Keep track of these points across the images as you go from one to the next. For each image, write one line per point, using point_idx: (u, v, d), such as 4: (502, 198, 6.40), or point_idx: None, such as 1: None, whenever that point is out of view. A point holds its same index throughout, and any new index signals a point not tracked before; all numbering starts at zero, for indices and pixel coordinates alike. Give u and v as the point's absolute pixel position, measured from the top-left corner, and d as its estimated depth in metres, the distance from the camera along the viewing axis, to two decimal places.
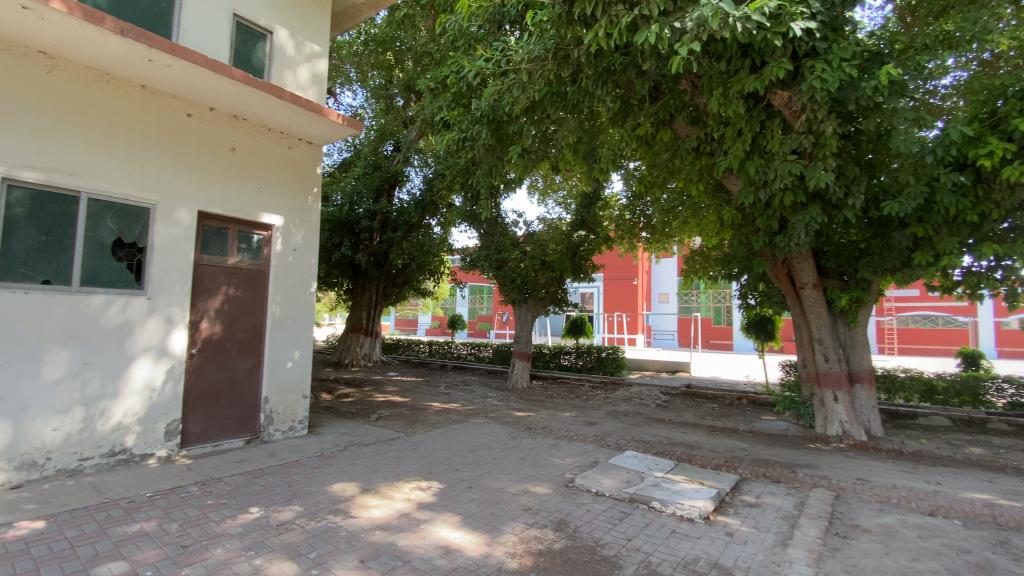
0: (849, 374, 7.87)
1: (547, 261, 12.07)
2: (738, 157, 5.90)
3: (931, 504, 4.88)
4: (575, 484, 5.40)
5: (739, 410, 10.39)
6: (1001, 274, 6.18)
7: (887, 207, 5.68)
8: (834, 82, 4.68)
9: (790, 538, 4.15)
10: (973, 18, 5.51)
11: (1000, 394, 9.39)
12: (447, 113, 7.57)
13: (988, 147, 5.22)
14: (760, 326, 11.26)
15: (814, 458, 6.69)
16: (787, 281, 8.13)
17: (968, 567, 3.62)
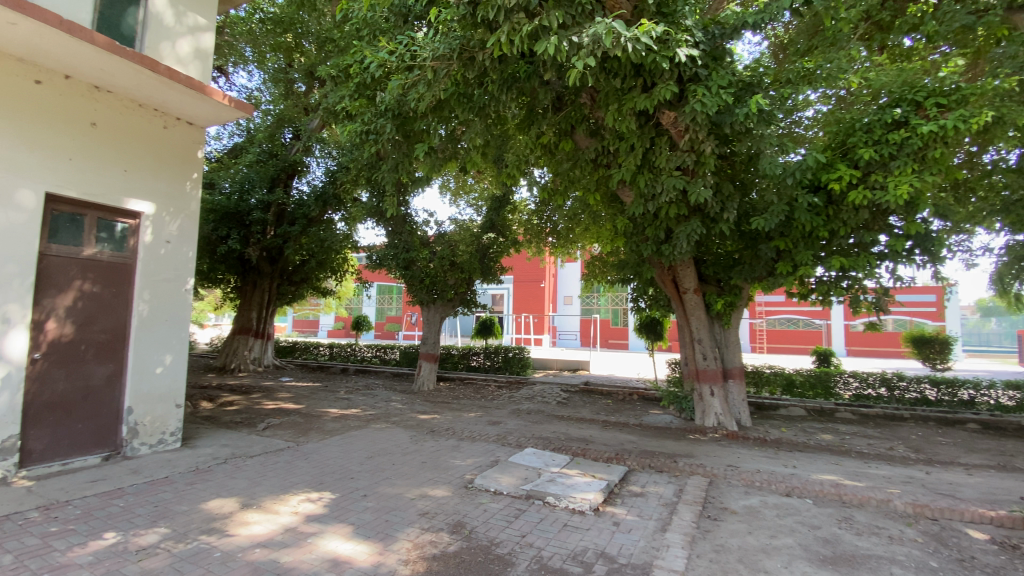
0: (724, 370, 8.74)
1: (455, 262, 11.99)
2: (630, 170, 6.35)
3: (787, 485, 5.54)
4: (474, 485, 5.41)
5: (632, 406, 11.09)
6: (846, 283, 7.13)
7: (755, 222, 6.41)
8: (712, 106, 5.17)
9: (668, 523, 4.50)
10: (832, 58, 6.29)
11: (844, 386, 10.95)
12: (349, 104, 7.27)
13: (838, 173, 6.02)
14: (651, 327, 12.14)
15: (693, 448, 7.33)
16: (673, 286, 8.83)
17: (811, 538, 4.17)
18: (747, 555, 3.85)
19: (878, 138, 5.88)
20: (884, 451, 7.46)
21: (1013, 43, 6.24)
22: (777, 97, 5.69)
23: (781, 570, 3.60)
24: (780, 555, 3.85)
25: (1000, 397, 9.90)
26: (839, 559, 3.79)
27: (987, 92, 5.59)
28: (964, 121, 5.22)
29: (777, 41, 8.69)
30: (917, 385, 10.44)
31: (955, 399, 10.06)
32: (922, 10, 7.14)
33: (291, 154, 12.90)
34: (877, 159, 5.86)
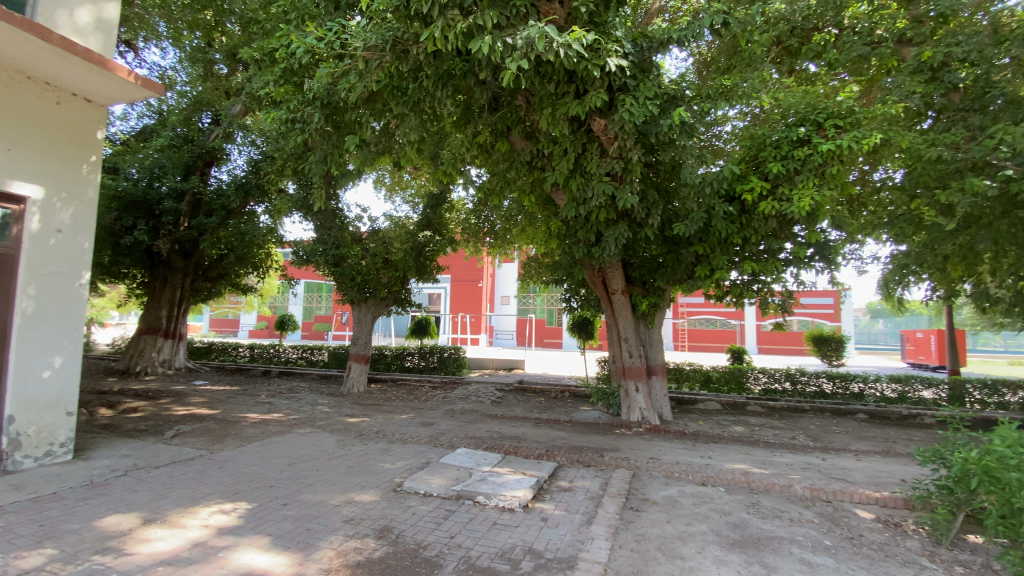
0: (648, 368, 9.18)
1: (389, 259, 11.70)
2: (563, 174, 6.52)
3: (703, 475, 5.92)
4: (403, 488, 5.30)
5: (564, 403, 11.36)
6: (756, 286, 7.78)
7: (677, 228, 6.79)
8: (639, 116, 5.43)
9: (594, 516, 4.66)
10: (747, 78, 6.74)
11: (754, 381, 11.88)
12: (274, 90, 6.89)
13: (750, 185, 6.52)
14: (583, 326, 12.47)
15: (619, 442, 7.64)
16: (602, 286, 9.15)
17: (722, 523, 4.47)
18: (666, 543, 4.07)
19: (785, 153, 6.41)
20: (787, 440, 8.15)
21: (897, 75, 7.02)
22: (698, 110, 6.03)
23: (695, 555, 3.83)
24: (695, 541, 4.09)
25: (883, 389, 11.14)
26: (746, 541, 4.09)
27: (874, 118, 6.26)
28: (856, 142, 5.81)
29: (702, 58, 9.24)
30: (816, 379, 11.50)
31: (846, 391, 11.19)
32: (825, 38, 7.87)
33: (209, 140, 12.04)
34: (784, 172, 6.39)
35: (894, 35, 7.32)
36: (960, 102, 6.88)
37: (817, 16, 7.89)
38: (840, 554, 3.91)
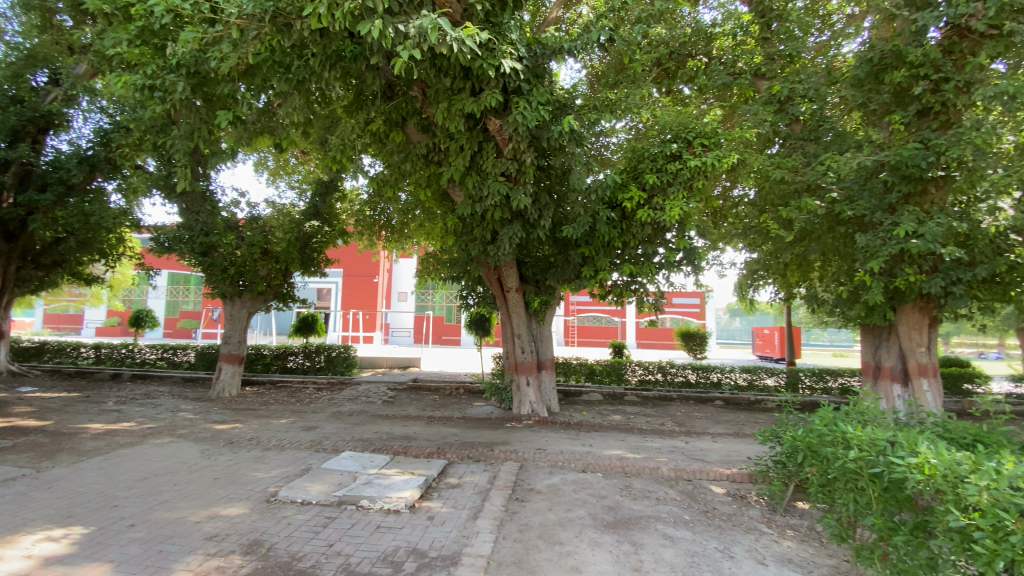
0: (538, 363, 9.54)
1: (269, 250, 10.76)
2: (458, 170, 6.49)
3: (584, 462, 6.29)
4: (278, 497, 4.91)
5: (457, 400, 11.37)
6: (636, 287, 8.41)
7: (566, 229, 7.14)
8: (532, 120, 5.59)
9: (480, 510, 4.72)
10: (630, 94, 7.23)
11: (632, 372, 12.92)
12: (128, 50, 5.98)
13: (631, 194, 7.05)
14: (480, 323, 12.55)
15: (509, 436, 7.83)
16: (496, 284, 9.33)
17: (599, 507, 4.78)
18: (547, 530, 4.25)
19: (661, 167, 7.02)
20: (657, 426, 8.96)
21: (753, 104, 8.02)
22: (586, 120, 6.36)
23: (573, 539, 4.05)
24: (573, 526, 4.33)
25: (735, 378, 12.72)
26: (618, 521, 4.43)
27: (733, 141, 7.09)
28: (718, 161, 6.54)
29: (594, 70, 9.79)
30: (683, 370, 12.79)
31: (707, 380, 12.61)
32: (697, 65, 8.76)
33: (44, 102, 10.03)
34: (659, 184, 6.99)
35: (751, 69, 8.36)
36: (799, 130, 8.01)
37: (691, 44, 8.77)
38: (696, 526, 4.38)
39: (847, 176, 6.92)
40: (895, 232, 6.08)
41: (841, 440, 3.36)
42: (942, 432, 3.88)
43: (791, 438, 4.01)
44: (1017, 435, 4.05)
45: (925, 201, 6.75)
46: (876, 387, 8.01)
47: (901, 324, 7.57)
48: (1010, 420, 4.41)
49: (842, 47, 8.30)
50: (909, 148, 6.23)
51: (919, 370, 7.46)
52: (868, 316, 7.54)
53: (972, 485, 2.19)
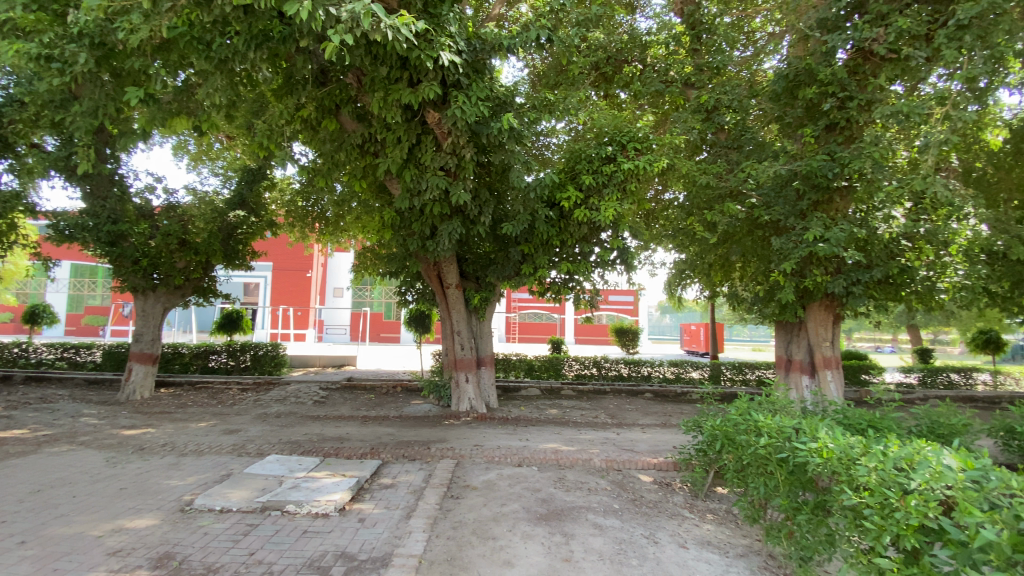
0: (477, 360, 9.52)
1: (187, 240, 9.96)
2: (395, 162, 6.31)
3: (519, 457, 6.36)
4: (194, 506, 4.57)
5: (394, 398, 11.13)
6: (574, 284, 8.57)
7: (506, 227, 7.16)
8: (471, 115, 5.56)
9: (413, 510, 4.65)
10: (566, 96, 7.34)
11: (569, 367, 13.23)
12: (18, 14, 5.33)
13: (569, 193, 7.19)
14: (420, 320, 12.35)
15: (446, 433, 7.76)
16: (435, 280, 9.21)
17: (533, 500, 4.86)
18: (480, 526, 4.25)
19: (597, 168, 7.20)
20: (591, 419, 9.24)
21: (683, 112, 8.42)
22: (525, 118, 6.39)
23: (506, 533, 4.08)
24: (507, 521, 4.36)
25: (664, 371, 13.38)
26: (551, 513, 4.52)
27: (664, 145, 7.39)
28: (650, 165, 6.82)
29: (535, 70, 9.89)
30: (616, 365, 13.28)
31: (638, 373, 13.16)
32: (633, 71, 9.07)
33: None
34: (596, 185, 7.17)
35: (682, 78, 8.76)
36: (724, 138, 8.50)
37: (627, 50, 9.07)
38: (624, 514, 4.56)
39: (765, 183, 7.44)
40: (806, 236, 6.61)
41: (754, 429, 3.60)
42: (841, 419, 4.26)
43: (711, 427, 4.25)
44: (901, 419, 4.53)
45: (832, 209, 7.38)
46: (788, 378, 8.71)
47: (810, 320, 8.27)
48: (897, 406, 4.94)
49: (763, 62, 8.89)
50: (818, 159, 6.79)
51: (823, 363, 8.20)
52: (781, 313, 8.16)
53: (860, 464, 2.39)
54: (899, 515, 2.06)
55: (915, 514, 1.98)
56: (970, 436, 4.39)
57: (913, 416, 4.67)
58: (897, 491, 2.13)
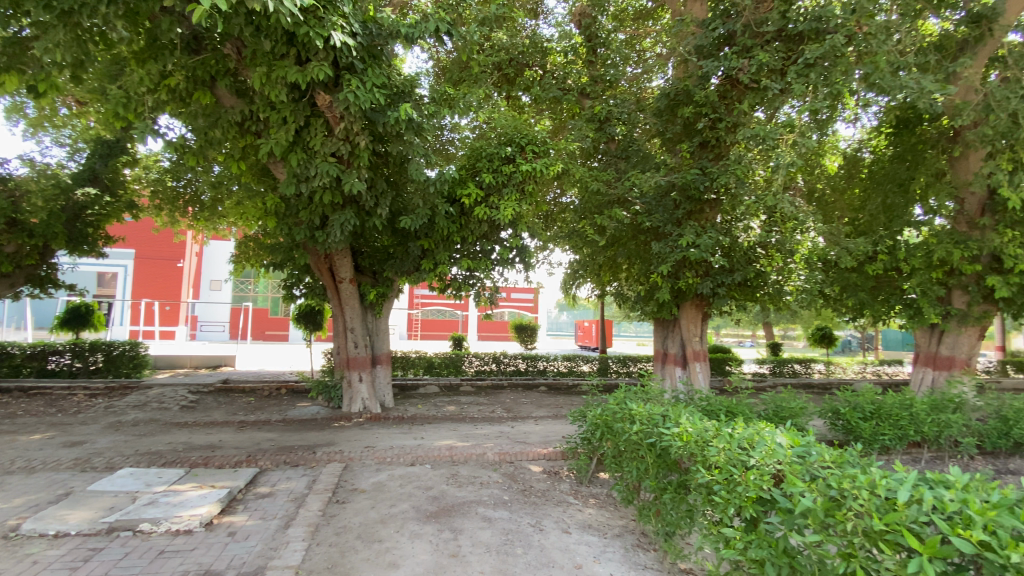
0: (372, 358, 9.18)
1: (18, 220, 8.38)
2: (280, 145, 5.84)
3: (413, 456, 6.24)
4: (15, 533, 3.86)
5: (279, 401, 10.33)
6: (474, 281, 8.57)
7: (403, 220, 6.96)
8: (365, 101, 5.33)
9: (293, 519, 4.35)
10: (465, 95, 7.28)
11: (468, 364, 13.29)
12: None
13: (469, 190, 7.18)
14: (310, 316, 11.61)
15: (335, 435, 7.38)
16: (327, 274, 8.76)
17: (423, 499, 4.79)
18: (366, 530, 4.10)
19: (497, 167, 7.26)
20: (487, 414, 9.35)
21: (579, 120, 8.83)
22: (425, 110, 6.26)
23: (393, 534, 3.98)
24: (395, 522, 4.25)
25: (559, 365, 13.98)
26: (441, 510, 4.49)
27: (560, 150, 7.67)
28: (546, 168, 7.04)
29: (439, 64, 9.76)
30: (515, 360, 13.61)
31: (535, 368, 13.60)
32: (534, 75, 9.31)
33: None
34: (495, 183, 7.24)
35: (578, 87, 9.16)
36: (614, 148, 9.06)
37: (529, 54, 9.28)
38: (513, 505, 4.68)
39: (649, 193, 8.08)
40: (682, 241, 7.30)
41: (630, 417, 3.89)
42: (704, 406, 4.76)
43: (594, 417, 4.52)
44: (753, 404, 5.19)
45: (703, 218, 8.21)
46: (664, 371, 9.50)
47: (683, 318, 9.10)
48: (750, 393, 5.64)
49: (651, 80, 9.62)
50: (692, 173, 7.54)
51: (694, 356, 9.06)
52: (660, 311, 8.92)
53: (712, 446, 2.68)
54: (740, 489, 2.35)
55: (753, 487, 2.27)
56: (804, 416, 5.16)
57: (762, 401, 5.37)
58: (740, 468, 2.42)
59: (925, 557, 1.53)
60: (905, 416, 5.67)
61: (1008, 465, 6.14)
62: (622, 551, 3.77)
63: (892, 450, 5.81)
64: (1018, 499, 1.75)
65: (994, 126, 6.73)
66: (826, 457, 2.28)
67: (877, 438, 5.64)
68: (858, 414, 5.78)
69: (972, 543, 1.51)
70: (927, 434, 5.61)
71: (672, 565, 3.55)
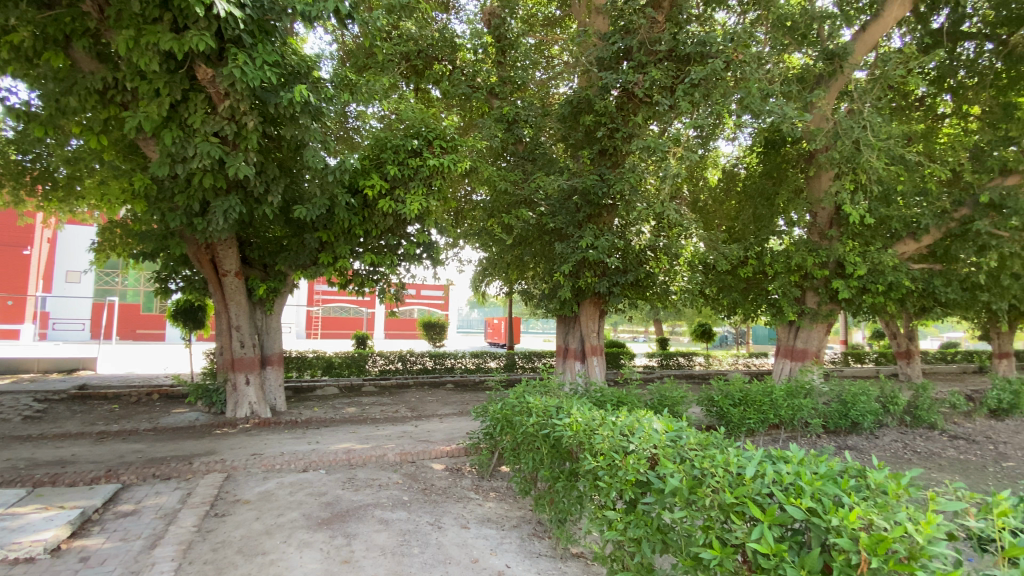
0: (261, 358, 8.52)
1: None
2: (151, 120, 5.21)
3: (305, 461, 5.88)
4: None
5: (149, 408, 9.21)
6: (377, 276, 8.25)
7: (297, 210, 6.53)
8: (253, 78, 4.93)
9: (161, 537, 3.91)
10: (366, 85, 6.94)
11: (372, 363, 12.86)
12: None
13: (372, 181, 6.91)
14: (190, 313, 10.50)
15: (217, 444, 6.73)
16: (210, 266, 8.00)
17: (315, 505, 4.53)
18: (248, 542, 3.79)
19: (402, 160, 7.03)
20: (390, 414, 9.09)
21: (487, 119, 8.87)
22: (324, 94, 5.93)
23: (279, 545, 3.72)
24: (282, 532, 3.98)
25: (466, 362, 14.00)
26: (334, 516, 4.28)
27: (468, 147, 7.62)
28: (454, 164, 6.96)
29: (345, 48, 9.26)
30: (421, 358, 13.40)
31: (441, 366, 13.48)
32: (443, 69, 9.19)
33: None
34: (400, 176, 7.02)
35: (487, 86, 9.19)
36: (521, 149, 9.23)
37: (438, 48, 9.10)
38: (412, 505, 4.60)
39: (553, 195, 8.37)
40: (582, 243, 7.66)
41: (527, 410, 3.99)
42: (597, 397, 5.04)
43: (494, 412, 4.58)
44: (642, 395, 5.59)
45: (602, 222, 8.67)
46: (564, 365, 9.89)
47: (583, 315, 9.55)
48: (639, 384, 6.05)
49: (558, 87, 9.93)
50: (591, 179, 7.95)
51: (591, 351, 9.54)
52: (562, 308, 9.27)
53: (599, 434, 2.84)
54: (621, 472, 2.51)
55: (631, 470, 2.44)
56: (684, 404, 5.66)
57: (649, 392, 5.80)
58: (620, 453, 2.59)
59: (764, 524, 1.75)
60: (767, 401, 6.45)
61: (845, 441, 7.21)
62: (518, 542, 3.87)
63: (757, 432, 6.56)
64: (839, 469, 2.04)
65: (840, 151, 7.82)
66: (694, 440, 2.51)
67: (744, 421, 6.34)
68: (729, 401, 6.44)
69: (801, 509, 1.73)
70: (783, 416, 6.44)
71: (564, 550, 3.70)
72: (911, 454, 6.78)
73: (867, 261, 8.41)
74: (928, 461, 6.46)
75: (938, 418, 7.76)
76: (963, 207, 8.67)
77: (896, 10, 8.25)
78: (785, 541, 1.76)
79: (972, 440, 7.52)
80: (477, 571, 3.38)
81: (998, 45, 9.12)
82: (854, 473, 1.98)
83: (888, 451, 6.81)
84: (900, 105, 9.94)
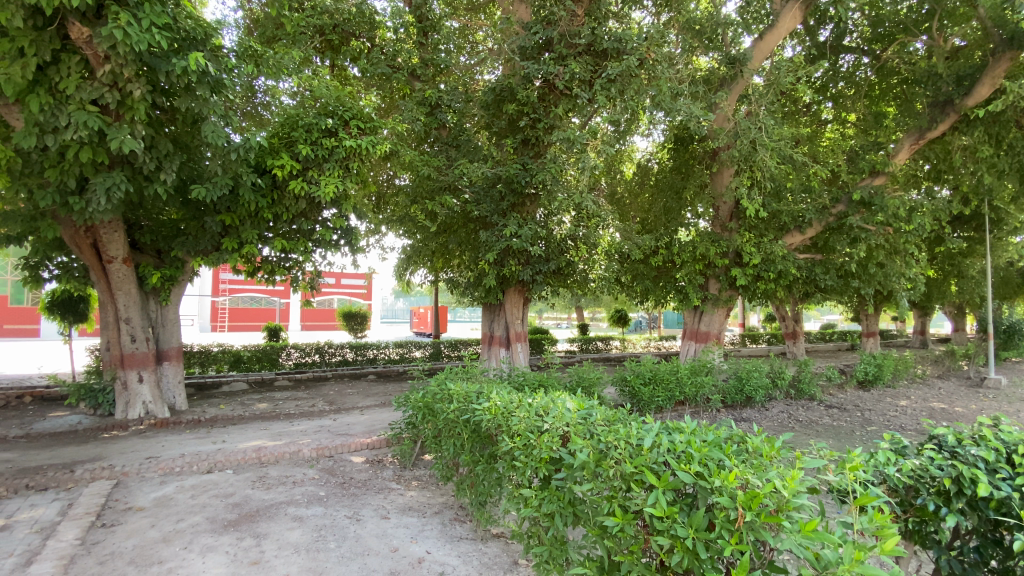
0: (156, 353, 7.76)
1: None
2: (11, 85, 4.52)
3: (210, 462, 5.47)
4: None
5: (19, 412, 8.10)
6: (289, 263, 7.70)
7: (195, 190, 5.97)
8: (138, 42, 4.41)
9: (38, 553, 3.49)
10: (272, 57, 6.41)
11: (286, 356, 12.21)
12: None
13: (281, 161, 6.45)
14: (70, 305, 9.39)
15: (105, 448, 6.07)
16: (91, 252, 7.14)
17: (220, 507, 4.25)
18: (142, 552, 3.49)
19: (315, 139, 6.62)
20: (306, 408, 8.68)
21: (409, 101, 8.63)
22: (225, 64, 5.43)
23: (178, 552, 3.46)
24: (182, 538, 3.69)
25: (389, 353, 13.68)
26: (241, 518, 4.02)
27: (386, 129, 7.33)
28: (372, 146, 6.68)
29: (253, 17, 8.66)
30: (340, 350, 12.94)
31: (363, 357, 13.09)
32: (360, 46, 8.78)
33: None
34: (314, 157, 6.61)
35: (408, 67, 8.87)
36: (445, 136, 9.03)
37: (355, 23, 8.65)
38: (330, 500, 4.45)
39: (477, 183, 8.35)
40: (506, 232, 7.76)
41: (448, 397, 4.02)
42: (519, 380, 5.20)
43: (416, 401, 4.54)
44: (561, 377, 5.82)
45: (525, 211, 8.72)
46: (490, 352, 9.91)
47: (507, 302, 9.63)
48: (559, 367, 6.28)
49: (482, 73, 9.87)
50: (514, 168, 8.01)
51: (516, 337, 9.67)
52: (487, 297, 9.29)
53: (516, 415, 2.94)
54: (536, 451, 2.61)
55: (545, 449, 2.53)
56: (599, 385, 5.97)
57: (568, 374, 6.06)
58: (535, 433, 2.68)
59: (659, 490, 1.91)
60: (673, 380, 6.98)
61: (740, 413, 7.95)
62: (439, 527, 3.88)
63: (664, 409, 7.07)
64: (725, 436, 2.26)
65: (740, 150, 8.49)
66: (602, 417, 2.68)
67: (654, 399, 6.80)
68: (640, 380, 6.88)
69: (690, 474, 1.90)
70: (687, 393, 7.01)
71: (485, 532, 3.78)
72: (794, 422, 7.62)
73: (761, 251, 9.26)
74: (808, 428, 7.29)
75: (816, 389, 8.82)
76: (839, 204, 9.68)
77: (788, 21, 9.01)
78: (677, 504, 1.93)
79: (843, 408, 8.61)
80: (397, 559, 3.35)
81: (872, 59, 10.30)
82: (737, 440, 2.21)
83: (775, 421, 7.62)
84: (791, 110, 11.04)
